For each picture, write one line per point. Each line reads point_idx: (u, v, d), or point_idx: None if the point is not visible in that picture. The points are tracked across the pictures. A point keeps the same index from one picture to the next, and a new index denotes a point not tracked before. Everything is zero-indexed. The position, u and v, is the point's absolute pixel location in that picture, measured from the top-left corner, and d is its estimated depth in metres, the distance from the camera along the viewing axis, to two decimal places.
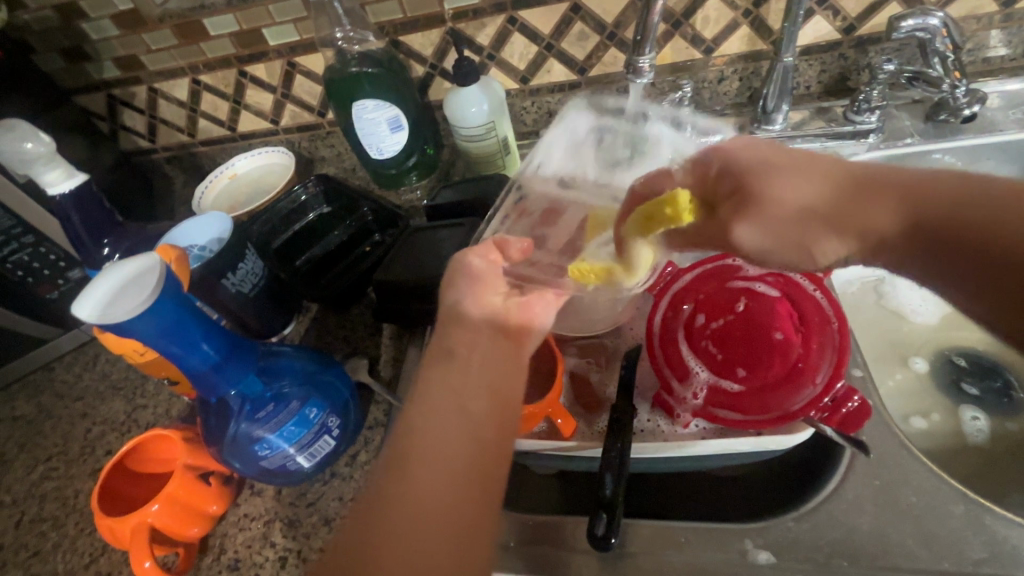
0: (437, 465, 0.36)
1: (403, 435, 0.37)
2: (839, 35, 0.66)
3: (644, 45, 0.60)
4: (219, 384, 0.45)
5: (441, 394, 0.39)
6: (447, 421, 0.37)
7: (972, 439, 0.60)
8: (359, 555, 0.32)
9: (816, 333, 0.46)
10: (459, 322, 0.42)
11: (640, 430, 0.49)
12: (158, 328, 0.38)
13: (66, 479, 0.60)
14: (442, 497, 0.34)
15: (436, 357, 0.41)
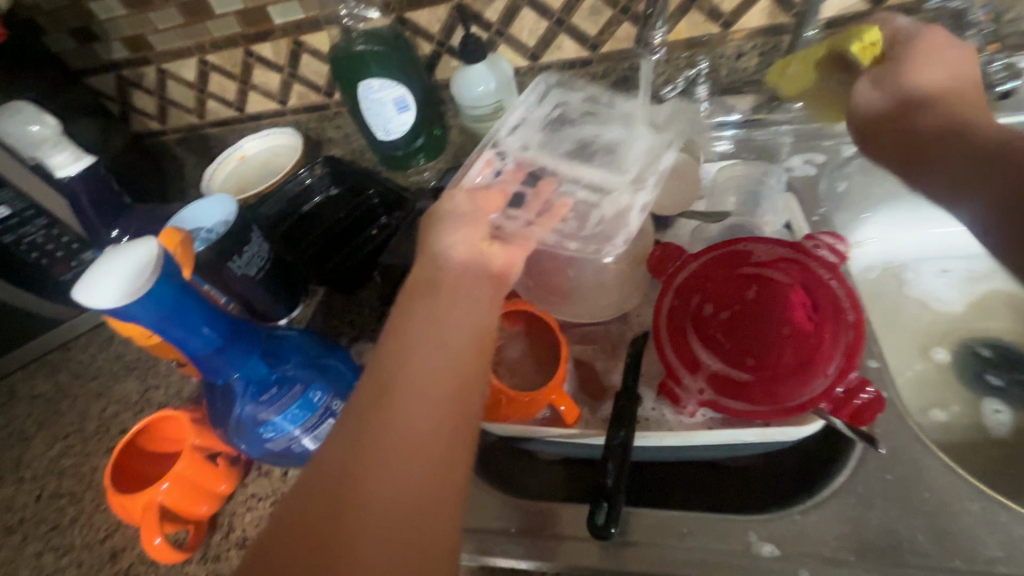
0: (422, 387, 0.37)
1: (387, 360, 0.38)
2: (867, 5, 0.62)
3: (655, 20, 0.57)
4: (223, 367, 0.45)
5: (426, 322, 0.40)
6: (432, 347, 0.39)
7: (994, 433, 0.58)
8: (343, 482, 0.33)
9: (829, 322, 0.44)
10: (444, 258, 0.44)
11: (644, 419, 0.48)
12: (159, 313, 0.38)
13: (83, 457, 0.62)
14: (428, 416, 0.36)
15: (419, 289, 0.42)
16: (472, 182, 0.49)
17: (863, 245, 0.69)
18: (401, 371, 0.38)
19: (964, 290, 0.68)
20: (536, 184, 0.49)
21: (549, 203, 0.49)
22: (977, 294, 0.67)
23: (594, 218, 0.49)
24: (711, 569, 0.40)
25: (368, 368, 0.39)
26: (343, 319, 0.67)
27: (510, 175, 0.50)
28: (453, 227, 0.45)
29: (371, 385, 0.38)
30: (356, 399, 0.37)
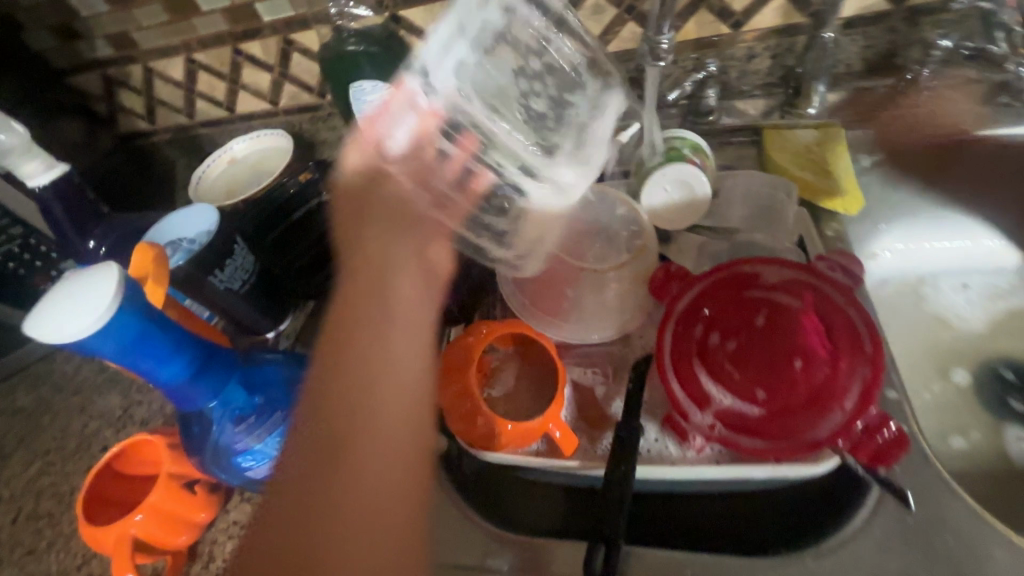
0: (381, 431, 0.37)
1: (337, 403, 0.37)
2: (888, 5, 0.57)
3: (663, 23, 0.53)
4: (197, 398, 0.43)
5: (377, 358, 0.39)
6: (387, 386, 0.38)
7: (1017, 462, 0.55)
8: (307, 544, 0.33)
9: (846, 352, 0.41)
10: (390, 284, 0.42)
11: (647, 451, 0.45)
12: (119, 347, 0.35)
13: (64, 476, 0.60)
14: (390, 460, 0.36)
15: (361, 318, 0.41)
16: (389, 135, 0.40)
17: (885, 255, 0.65)
18: (356, 416, 0.37)
19: (985, 306, 0.65)
20: (459, 138, 0.40)
21: (472, 170, 0.42)
22: (999, 311, 0.65)
23: (517, 215, 0.48)
24: None
25: (314, 413, 0.37)
26: None
27: (432, 116, 0.38)
28: (390, 230, 0.43)
29: (322, 434, 0.36)
30: (306, 448, 0.36)
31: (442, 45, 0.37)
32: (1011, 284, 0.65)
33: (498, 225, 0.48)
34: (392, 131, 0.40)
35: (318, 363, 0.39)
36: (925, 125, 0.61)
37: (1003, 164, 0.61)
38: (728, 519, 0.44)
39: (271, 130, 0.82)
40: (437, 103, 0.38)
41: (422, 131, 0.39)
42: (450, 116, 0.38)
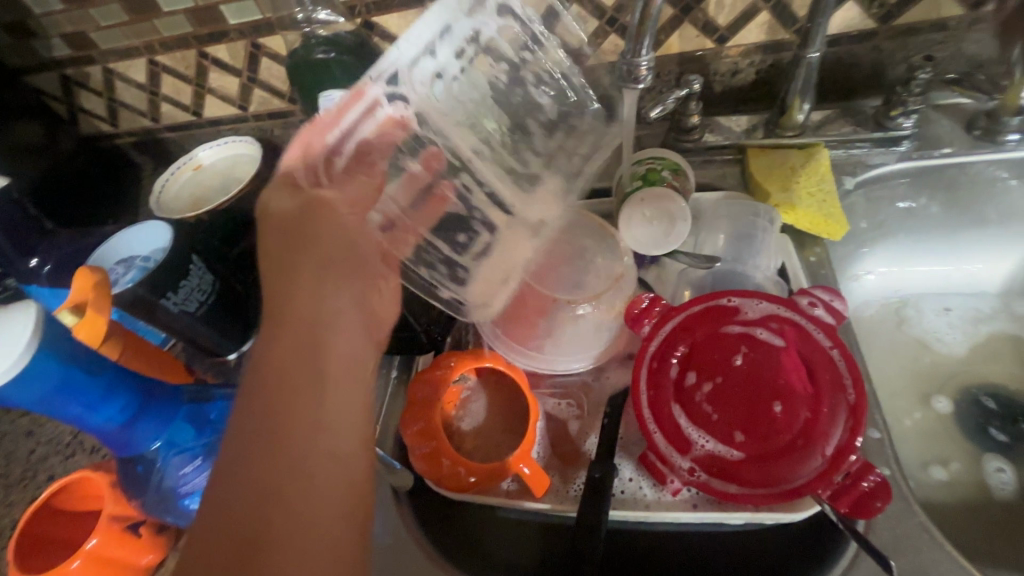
0: (309, 519, 0.31)
1: (255, 494, 0.31)
2: (874, 24, 0.56)
3: (640, 46, 0.51)
4: (135, 441, 0.43)
5: (305, 432, 0.33)
6: (316, 467, 0.33)
7: (998, 494, 0.53)
8: None
9: (827, 394, 0.40)
10: (323, 339, 0.36)
11: (620, 492, 0.43)
12: (43, 391, 0.37)
13: (5, 507, 0.57)
14: (319, 555, 0.31)
15: (285, 382, 0.34)
16: (339, 145, 0.39)
17: (865, 277, 0.64)
18: (278, 507, 0.31)
19: (965, 331, 0.63)
20: (418, 154, 0.43)
21: (429, 187, 0.44)
22: (981, 335, 0.63)
23: (479, 247, 0.46)
24: None
25: (224, 504, 0.31)
26: None
27: (391, 126, 0.41)
28: (324, 267, 0.38)
29: (237, 532, 0.30)
30: (214, 553, 0.30)
31: (418, 52, 0.40)
32: (992, 307, 0.64)
33: (456, 258, 0.46)
34: (343, 143, 0.39)
35: (239, 425, 0.33)
36: (910, 148, 0.59)
37: (988, 187, 0.60)
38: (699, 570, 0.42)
39: (240, 136, 0.79)
40: (406, 111, 0.41)
41: (378, 143, 0.40)
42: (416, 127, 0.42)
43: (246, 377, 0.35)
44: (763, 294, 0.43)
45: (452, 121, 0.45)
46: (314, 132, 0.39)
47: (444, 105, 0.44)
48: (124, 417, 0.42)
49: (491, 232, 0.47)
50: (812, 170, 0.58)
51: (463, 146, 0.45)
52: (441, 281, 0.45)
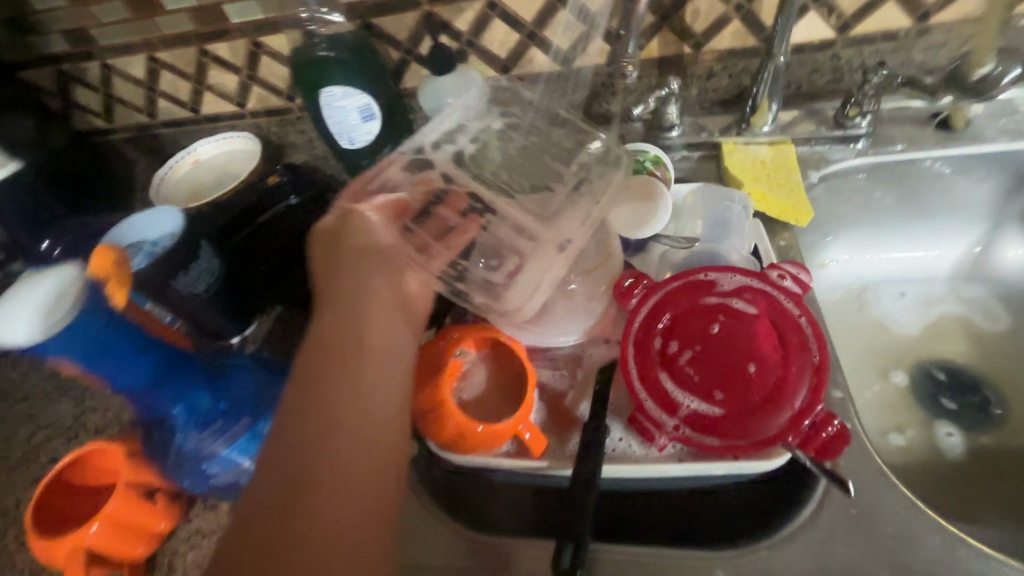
0: (348, 465, 0.37)
1: (305, 445, 0.37)
2: (833, 34, 0.62)
3: (628, 40, 0.59)
4: (160, 403, 0.47)
5: (346, 394, 0.40)
6: (354, 422, 0.39)
7: (948, 456, 0.59)
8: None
9: (795, 355, 0.44)
10: (366, 323, 0.44)
11: (612, 450, 0.47)
12: (81, 350, 0.42)
13: (8, 487, 0.58)
14: (355, 496, 0.36)
15: (335, 354, 0.41)
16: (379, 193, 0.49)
17: (829, 266, 0.70)
18: (319, 453, 0.37)
19: (919, 313, 0.70)
20: (444, 199, 0.49)
21: (458, 220, 0.48)
22: (932, 316, 0.69)
23: (511, 270, 0.48)
24: None
25: (279, 447, 0.37)
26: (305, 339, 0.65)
27: (418, 180, 0.49)
28: (368, 268, 0.46)
29: (286, 470, 0.36)
30: (270, 485, 0.36)
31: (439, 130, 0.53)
32: (942, 292, 0.70)
33: (489, 277, 0.49)
34: (378, 188, 0.49)
35: (295, 389, 0.40)
36: (865, 146, 0.65)
37: (936, 182, 0.66)
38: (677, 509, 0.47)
39: (238, 132, 0.81)
40: (432, 171, 0.49)
41: (405, 188, 0.49)
42: (441, 179, 0.49)
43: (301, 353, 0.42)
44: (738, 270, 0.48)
45: (475, 175, 0.51)
46: (360, 184, 0.50)
47: (467, 168, 0.51)
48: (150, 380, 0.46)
49: (520, 257, 0.48)
50: (780, 164, 0.65)
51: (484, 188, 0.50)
52: (475, 294, 0.49)
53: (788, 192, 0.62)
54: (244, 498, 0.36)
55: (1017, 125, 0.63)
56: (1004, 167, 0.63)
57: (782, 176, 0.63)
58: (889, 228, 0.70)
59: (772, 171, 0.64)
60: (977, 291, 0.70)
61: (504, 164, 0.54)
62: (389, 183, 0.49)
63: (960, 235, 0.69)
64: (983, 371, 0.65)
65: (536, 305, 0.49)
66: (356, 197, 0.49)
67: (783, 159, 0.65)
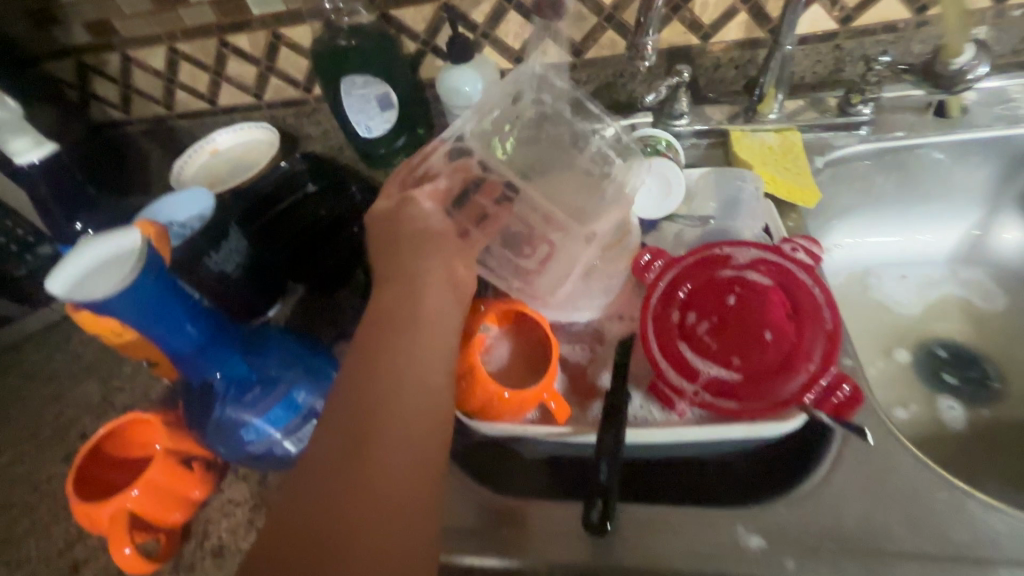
0: (404, 426, 0.37)
1: (363, 407, 0.37)
2: (836, 26, 0.65)
3: (648, 27, 0.60)
4: (203, 366, 0.47)
5: (401, 361, 0.40)
6: (410, 386, 0.39)
7: (951, 427, 0.61)
8: (323, 536, 0.32)
9: (809, 322, 0.46)
10: (420, 295, 0.44)
11: (633, 416, 0.50)
12: (140, 314, 0.39)
13: (37, 464, 0.59)
14: (410, 457, 0.36)
15: (391, 325, 0.42)
16: (424, 177, 0.51)
17: (834, 250, 0.73)
18: (378, 415, 0.37)
19: (920, 295, 0.72)
20: (481, 187, 0.51)
21: (493, 209, 0.51)
22: (933, 297, 0.72)
23: (541, 256, 0.52)
24: (706, 562, 0.41)
25: (340, 408, 0.38)
26: (327, 319, 0.67)
27: (456, 169, 0.51)
28: (421, 250, 0.46)
29: (344, 432, 0.37)
30: (332, 443, 0.36)
31: (476, 113, 0.53)
32: (941, 274, 0.73)
33: (522, 262, 0.53)
34: (424, 175, 0.51)
35: (354, 355, 0.41)
36: (868, 133, 0.68)
37: (935, 169, 0.69)
38: (697, 475, 0.49)
39: (256, 122, 0.82)
40: (468, 159, 0.51)
41: (448, 175, 0.50)
42: (477, 167, 0.50)
43: (362, 324, 0.43)
44: (754, 245, 0.50)
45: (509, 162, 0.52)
46: (406, 172, 0.52)
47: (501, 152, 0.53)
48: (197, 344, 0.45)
49: (549, 243, 0.52)
50: (787, 150, 0.67)
51: (517, 175, 0.51)
52: (508, 278, 0.53)
53: (797, 176, 0.65)
54: (306, 455, 0.36)
55: (1010, 111, 0.65)
56: (999, 154, 0.66)
57: (791, 160, 0.66)
58: (891, 212, 0.73)
59: (780, 156, 0.66)
60: (974, 273, 0.73)
61: (541, 149, 0.55)
62: (433, 171, 0.51)
63: (957, 220, 0.72)
64: (982, 348, 0.67)
65: (564, 287, 0.53)
66: (403, 184, 0.52)
67: (791, 144, 0.67)
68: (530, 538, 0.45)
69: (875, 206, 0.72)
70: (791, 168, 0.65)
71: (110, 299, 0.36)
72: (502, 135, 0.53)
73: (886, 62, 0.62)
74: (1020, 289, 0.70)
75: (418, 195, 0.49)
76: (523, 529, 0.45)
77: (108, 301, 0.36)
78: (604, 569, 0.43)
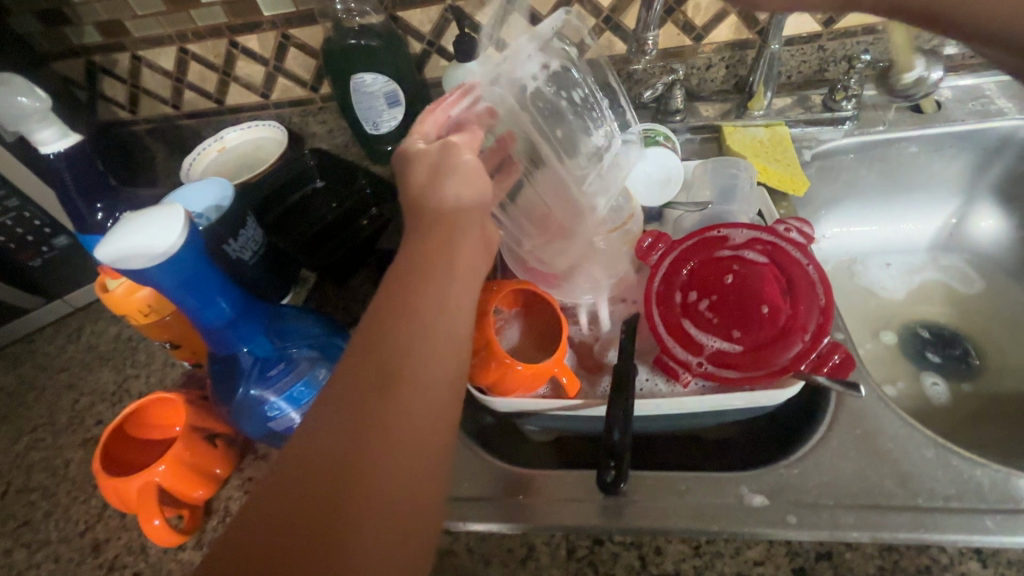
0: (434, 367, 0.36)
1: (395, 343, 0.36)
2: (820, 27, 0.69)
3: (652, 22, 0.62)
4: (233, 341, 0.48)
5: (433, 308, 0.39)
6: (442, 329, 0.38)
7: (935, 401, 0.65)
8: (347, 462, 0.32)
9: (804, 297, 0.49)
10: (453, 245, 0.42)
11: (640, 389, 0.53)
12: (175, 281, 0.41)
13: (55, 450, 0.60)
14: (436, 398, 0.36)
15: (425, 267, 0.41)
16: (453, 118, 0.51)
17: (821, 240, 0.78)
18: (410, 352, 0.36)
19: (904, 280, 0.76)
20: (501, 135, 0.52)
21: (509, 161, 0.53)
22: (916, 282, 0.76)
23: (550, 221, 0.56)
24: (708, 520, 0.43)
25: (370, 342, 0.37)
26: (338, 306, 0.69)
27: (480, 116, 0.50)
28: (460, 198, 0.45)
29: (373, 364, 0.36)
30: (361, 374, 0.35)
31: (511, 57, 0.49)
32: (922, 260, 0.78)
33: (533, 227, 0.56)
34: (461, 119, 0.51)
35: (388, 291, 0.40)
36: (852, 127, 0.71)
37: (914, 161, 0.73)
38: (688, 451, 0.55)
39: (263, 121, 0.83)
40: (493, 108, 0.50)
41: (481, 122, 0.51)
42: (506, 117, 0.51)
43: (396, 261, 0.42)
44: (749, 228, 0.53)
45: (530, 113, 0.51)
46: (438, 111, 0.51)
47: (524, 100, 0.51)
48: (229, 316, 0.46)
49: (553, 206, 0.56)
50: (776, 143, 0.71)
51: (541, 139, 0.52)
52: (522, 238, 0.57)
53: (787, 167, 0.68)
54: (332, 384, 0.35)
55: (983, 107, 0.70)
56: (974, 145, 0.70)
57: (779, 153, 0.70)
58: (875, 202, 0.76)
59: (770, 149, 0.70)
60: (953, 260, 0.77)
61: (559, 103, 0.53)
62: (470, 113, 0.51)
63: (936, 210, 0.77)
64: (963, 328, 0.71)
65: (570, 257, 0.56)
66: (438, 122, 0.51)
67: (780, 137, 0.71)
68: (545, 505, 0.46)
69: (857, 195, 0.76)
70: (781, 159, 0.69)
71: (147, 266, 0.39)
72: (525, 82, 0.50)
73: (866, 60, 0.66)
74: (996, 274, 0.74)
75: (458, 141, 0.48)
76: (537, 495, 0.47)
77: (143, 269, 0.39)
78: (618, 532, 0.44)
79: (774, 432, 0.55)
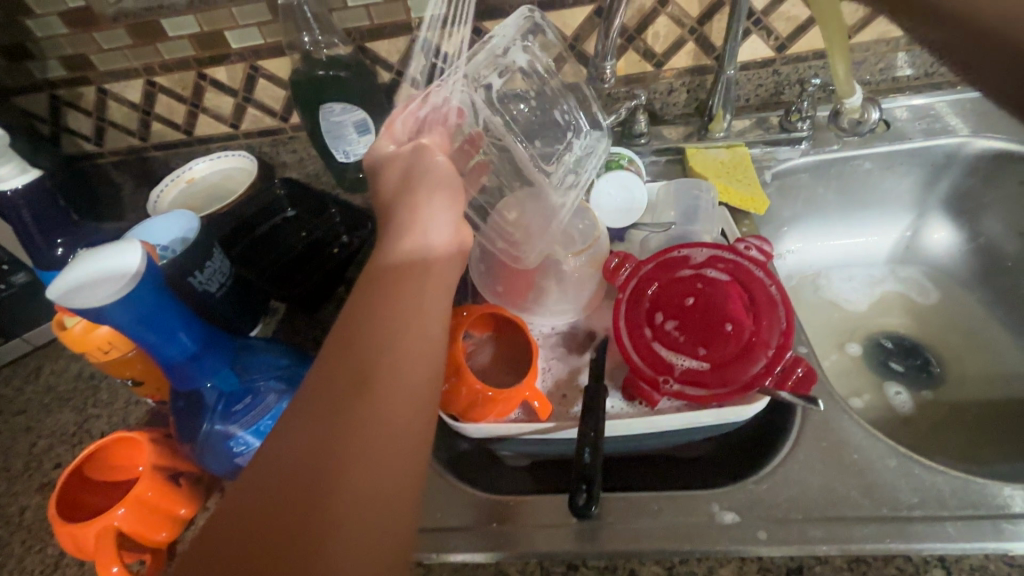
0: (404, 376, 0.36)
1: (365, 352, 0.36)
2: (772, 53, 0.72)
3: (611, 51, 0.65)
4: (195, 376, 0.46)
5: (404, 317, 0.39)
6: (414, 338, 0.38)
7: (899, 410, 0.67)
8: (311, 472, 0.31)
9: (766, 312, 0.50)
10: (425, 255, 0.43)
11: (612, 409, 0.54)
12: (135, 316, 0.41)
13: (9, 497, 0.57)
14: (405, 407, 0.35)
15: (397, 275, 0.41)
16: (424, 116, 0.49)
17: (785, 255, 0.80)
18: (381, 361, 0.36)
19: (865, 294, 0.79)
20: (470, 134, 0.50)
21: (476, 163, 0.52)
22: (877, 293, 0.79)
23: (523, 227, 0.55)
24: (681, 540, 0.43)
25: (340, 351, 0.37)
26: (309, 337, 0.68)
27: (452, 113, 0.49)
28: (434, 198, 0.45)
29: (343, 373, 0.35)
30: (331, 383, 0.35)
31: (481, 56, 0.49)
32: (882, 272, 0.80)
33: (505, 231, 0.56)
34: (430, 121, 0.49)
35: (359, 300, 0.40)
36: (808, 147, 0.74)
37: (867, 178, 0.76)
38: (660, 470, 0.56)
39: (233, 150, 0.83)
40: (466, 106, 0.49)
41: (448, 123, 0.50)
42: (471, 115, 0.49)
43: (368, 270, 0.42)
44: (708, 247, 0.54)
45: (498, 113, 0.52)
46: (406, 111, 0.49)
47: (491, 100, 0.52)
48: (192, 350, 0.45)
49: (523, 209, 0.55)
50: (736, 163, 0.73)
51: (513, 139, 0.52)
52: (493, 239, 0.57)
53: (750, 186, 0.71)
54: (301, 393, 0.35)
55: (930, 125, 0.73)
56: (920, 164, 0.74)
57: (739, 173, 0.72)
58: (833, 217, 0.79)
59: (733, 169, 0.72)
60: (911, 272, 0.80)
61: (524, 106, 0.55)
62: (438, 114, 0.49)
63: (892, 224, 0.80)
64: (923, 338, 0.73)
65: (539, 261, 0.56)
66: (406, 123, 0.50)
67: (741, 158, 0.73)
68: (519, 533, 0.46)
69: (815, 210, 0.79)
70: (744, 179, 0.71)
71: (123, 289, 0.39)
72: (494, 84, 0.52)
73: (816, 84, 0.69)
74: (951, 284, 0.77)
75: (430, 143, 0.48)
76: (511, 522, 0.47)
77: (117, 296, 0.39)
78: (592, 556, 0.44)
79: (744, 448, 0.55)
